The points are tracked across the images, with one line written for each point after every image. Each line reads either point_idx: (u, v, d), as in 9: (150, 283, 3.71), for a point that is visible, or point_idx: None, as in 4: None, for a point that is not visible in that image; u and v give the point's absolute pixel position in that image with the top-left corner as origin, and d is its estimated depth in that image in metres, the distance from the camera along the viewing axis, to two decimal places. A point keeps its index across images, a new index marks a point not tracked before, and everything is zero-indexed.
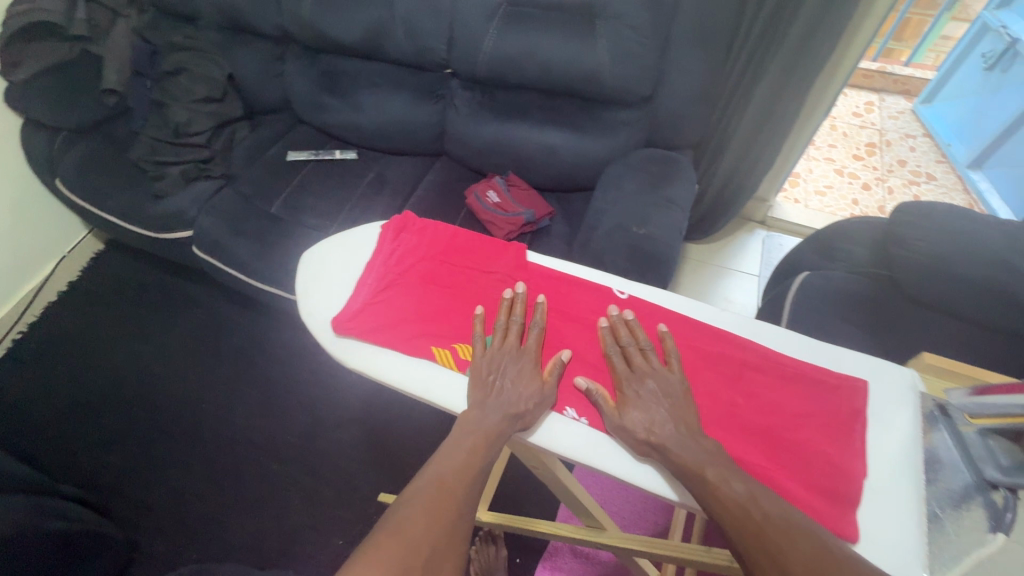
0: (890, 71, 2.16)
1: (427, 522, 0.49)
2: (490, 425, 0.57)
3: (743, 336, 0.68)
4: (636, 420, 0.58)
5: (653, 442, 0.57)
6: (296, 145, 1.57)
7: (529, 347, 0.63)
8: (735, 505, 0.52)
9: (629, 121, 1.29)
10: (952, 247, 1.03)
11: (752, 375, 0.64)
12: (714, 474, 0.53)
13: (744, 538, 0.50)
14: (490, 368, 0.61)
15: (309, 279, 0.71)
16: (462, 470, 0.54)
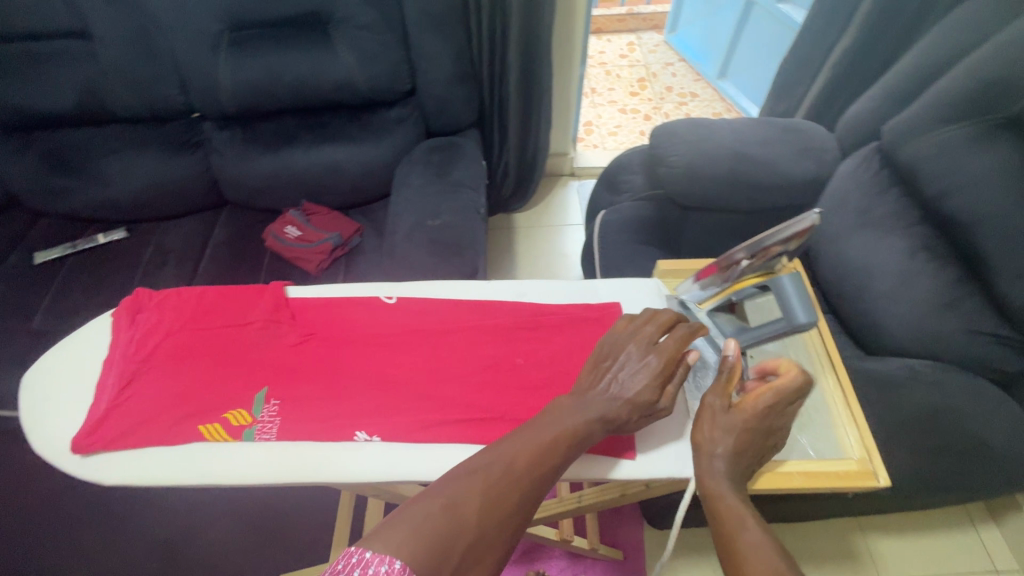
0: (637, 12, 2.40)
1: (479, 510, 0.47)
2: (578, 424, 0.53)
3: (510, 297, 0.68)
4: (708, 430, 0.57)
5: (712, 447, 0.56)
6: (45, 243, 1.33)
7: (665, 344, 0.57)
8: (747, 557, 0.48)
9: (401, 118, 1.29)
10: (698, 154, 1.18)
11: (523, 334, 0.64)
12: (754, 527, 0.50)
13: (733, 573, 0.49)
14: (609, 354, 0.58)
15: (37, 403, 0.60)
16: (533, 462, 0.51)
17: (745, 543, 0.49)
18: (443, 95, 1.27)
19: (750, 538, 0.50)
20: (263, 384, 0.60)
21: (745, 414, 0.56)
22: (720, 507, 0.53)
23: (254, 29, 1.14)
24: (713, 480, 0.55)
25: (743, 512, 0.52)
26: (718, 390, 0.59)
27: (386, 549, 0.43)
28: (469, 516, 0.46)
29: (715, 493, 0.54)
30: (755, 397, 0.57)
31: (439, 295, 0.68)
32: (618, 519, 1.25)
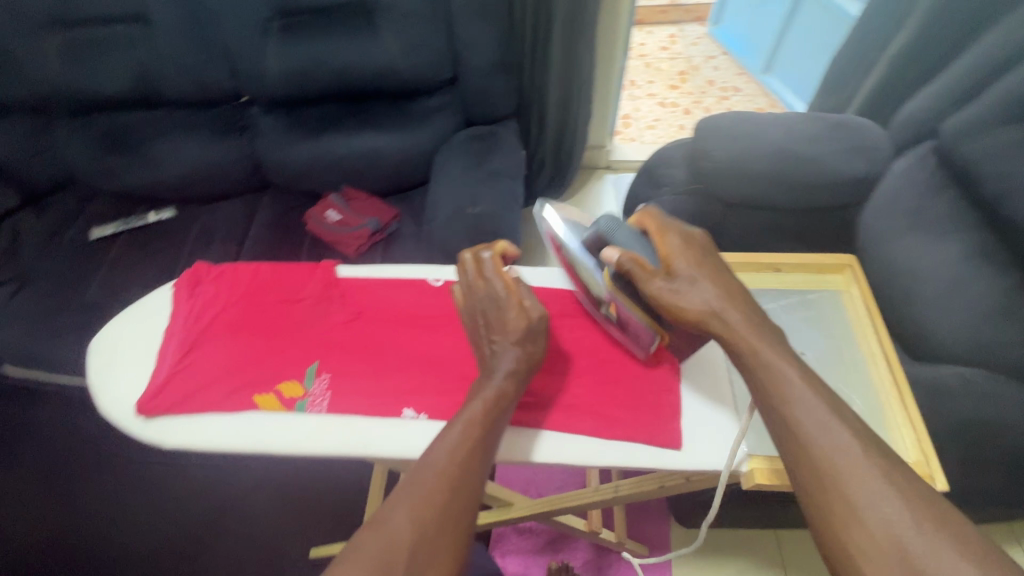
0: (680, 3, 2.34)
1: (418, 517, 0.46)
2: (493, 389, 0.55)
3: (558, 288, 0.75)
4: (684, 301, 0.58)
5: (715, 322, 0.57)
6: (100, 220, 1.39)
7: (505, 280, 0.61)
8: (817, 440, 0.49)
9: (442, 107, 1.29)
10: (744, 149, 1.15)
11: (566, 320, 0.73)
12: (807, 396, 0.51)
13: (802, 470, 0.49)
14: (483, 319, 0.60)
15: (102, 369, 0.63)
16: (454, 460, 0.50)
17: (806, 422, 0.50)
18: (484, 82, 1.27)
19: (808, 416, 0.50)
20: (315, 359, 0.62)
21: (690, 264, 0.61)
22: (768, 375, 0.54)
23: (302, 16, 1.16)
24: (745, 342, 0.56)
25: (791, 377, 0.52)
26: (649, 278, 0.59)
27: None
28: (411, 535, 0.46)
29: (757, 360, 0.55)
30: (677, 256, 0.61)
31: None
32: (645, 515, 1.24)
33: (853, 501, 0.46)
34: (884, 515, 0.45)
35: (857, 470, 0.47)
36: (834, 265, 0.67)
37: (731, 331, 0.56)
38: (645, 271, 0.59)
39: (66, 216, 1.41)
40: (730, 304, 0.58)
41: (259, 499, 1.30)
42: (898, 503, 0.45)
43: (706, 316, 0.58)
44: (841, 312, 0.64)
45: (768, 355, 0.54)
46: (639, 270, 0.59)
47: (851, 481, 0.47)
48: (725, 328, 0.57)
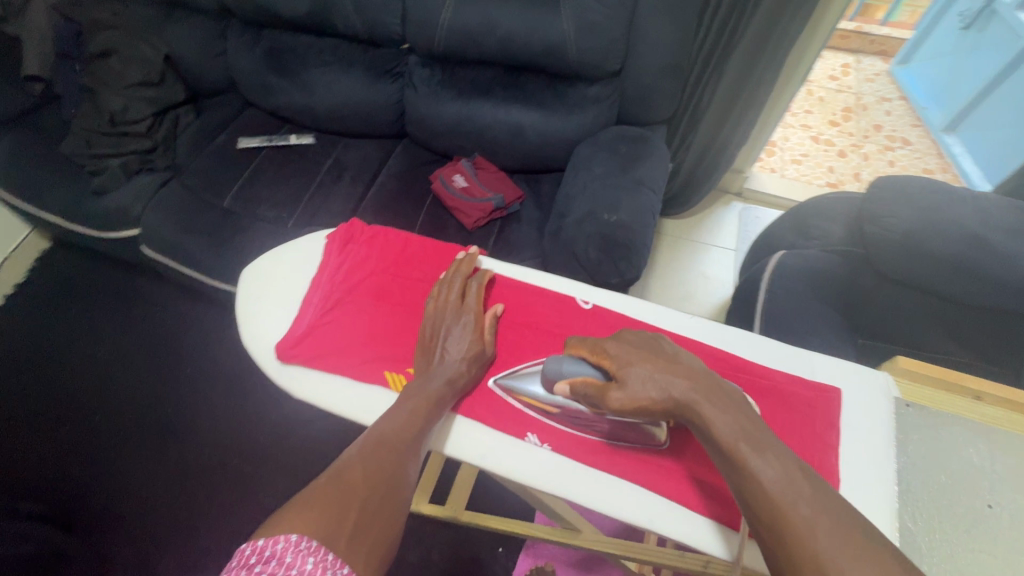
0: (867, 31, 2.11)
1: (365, 476, 0.50)
2: (431, 390, 0.57)
3: (709, 342, 0.64)
4: (642, 398, 0.54)
5: (675, 399, 0.53)
6: (248, 131, 1.46)
7: (470, 305, 0.62)
8: (769, 499, 0.45)
9: (598, 98, 1.23)
10: (925, 225, 1.02)
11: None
12: (754, 456, 0.47)
13: (765, 527, 0.45)
14: (431, 331, 0.61)
15: (253, 301, 0.66)
16: (401, 430, 0.54)
17: (755, 480, 0.46)
18: (650, 83, 1.19)
19: (757, 468, 0.47)
20: None
21: (624, 355, 0.58)
22: (727, 450, 0.49)
23: None
24: (705, 410, 0.51)
25: (739, 442, 0.49)
26: (603, 395, 0.56)
27: (291, 528, 0.43)
28: (359, 489, 0.49)
29: (711, 429, 0.50)
30: (619, 361, 0.57)
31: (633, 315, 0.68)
32: None
33: (795, 559, 0.43)
34: (833, 572, 0.41)
35: (804, 527, 0.43)
36: None
37: (695, 410, 0.52)
38: (600, 393, 0.57)
39: (220, 120, 1.50)
40: (687, 381, 0.53)
41: (324, 430, 1.36)
42: (856, 561, 0.41)
43: (669, 400, 0.53)
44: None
45: (727, 427, 0.50)
46: (597, 394, 0.57)
47: (797, 540, 0.43)
48: (685, 403, 0.53)
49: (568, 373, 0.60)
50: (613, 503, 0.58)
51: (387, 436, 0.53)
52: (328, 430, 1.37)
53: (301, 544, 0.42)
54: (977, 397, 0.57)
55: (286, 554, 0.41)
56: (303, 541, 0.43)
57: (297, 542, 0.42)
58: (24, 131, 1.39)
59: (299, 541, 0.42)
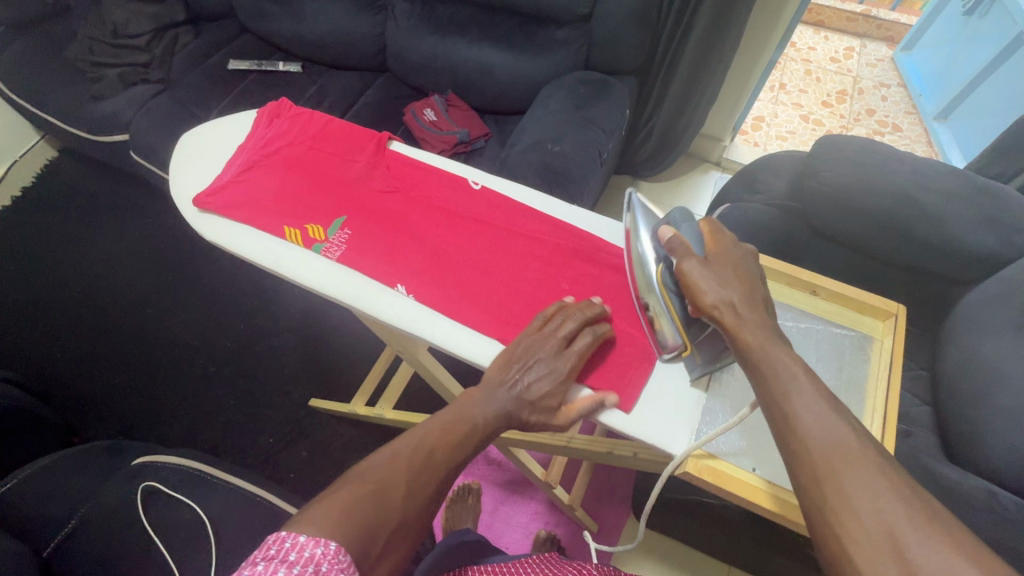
0: (874, 15, 2.08)
1: (410, 484, 0.48)
2: (486, 420, 0.55)
3: (580, 226, 0.70)
4: (706, 283, 0.53)
5: (733, 314, 0.51)
6: (240, 54, 1.53)
7: (573, 353, 0.59)
8: (824, 435, 0.44)
9: (566, 41, 1.26)
10: (859, 180, 1.03)
11: (574, 263, 0.67)
12: (809, 388, 0.47)
13: (804, 468, 0.44)
14: (520, 356, 0.58)
15: (186, 160, 0.76)
16: (452, 438, 0.53)
17: (809, 423, 0.45)
18: (615, 28, 1.22)
19: (804, 410, 0.46)
20: (343, 215, 0.70)
21: (735, 265, 0.55)
22: (768, 369, 0.49)
23: None
24: (749, 339, 0.50)
25: (794, 369, 0.48)
26: (687, 257, 0.55)
27: (320, 532, 0.41)
28: (395, 499, 0.47)
29: (760, 351, 0.49)
30: (723, 252, 0.56)
31: (516, 198, 0.73)
32: (606, 498, 1.25)
33: (843, 490, 0.42)
34: (886, 504, 0.40)
35: (859, 464, 0.42)
36: (875, 310, 0.63)
37: (743, 328, 0.51)
38: (687, 253, 0.55)
39: (215, 42, 1.57)
40: (751, 304, 0.52)
41: (287, 342, 1.45)
42: (890, 499, 0.41)
43: (723, 307, 0.52)
44: (863, 355, 0.61)
45: (771, 346, 0.50)
46: (683, 251, 0.56)
47: (849, 474, 0.42)
48: (736, 321, 0.51)
49: (682, 230, 0.58)
50: None
51: (437, 446, 0.52)
52: (291, 342, 1.45)
53: (338, 557, 0.40)
54: (813, 291, 0.65)
55: (323, 563, 0.39)
56: (340, 553, 0.40)
57: (335, 553, 0.40)
58: (34, 37, 1.49)
59: (337, 553, 0.40)
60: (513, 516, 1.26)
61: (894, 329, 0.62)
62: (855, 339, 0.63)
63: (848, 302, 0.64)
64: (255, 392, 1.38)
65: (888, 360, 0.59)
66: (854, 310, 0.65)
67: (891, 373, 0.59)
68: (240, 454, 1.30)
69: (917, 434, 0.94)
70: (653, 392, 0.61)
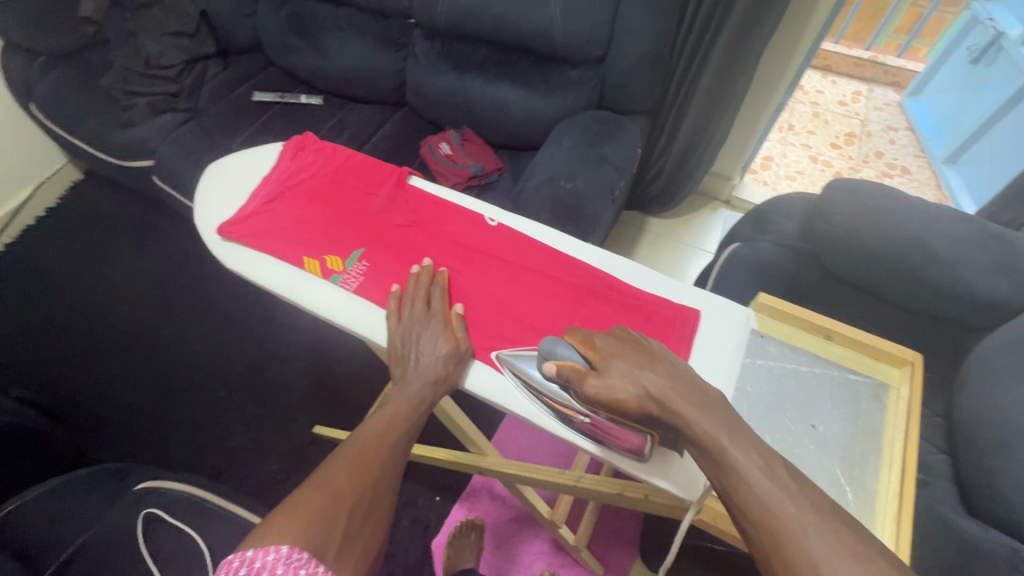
0: (881, 61, 2.13)
1: (355, 477, 0.52)
2: (411, 393, 0.61)
3: (595, 264, 0.71)
4: (619, 392, 0.52)
5: (659, 401, 0.50)
6: (266, 86, 1.59)
7: (438, 308, 0.66)
8: (764, 504, 0.42)
9: (579, 81, 1.30)
10: (870, 222, 1.04)
11: (587, 302, 0.67)
12: (741, 454, 0.45)
13: (758, 537, 0.42)
14: (403, 343, 0.64)
15: (212, 188, 0.78)
16: (385, 430, 0.58)
17: (748, 493, 0.43)
18: (628, 70, 1.26)
19: (745, 468, 0.44)
20: (361, 247, 0.72)
21: (620, 356, 0.55)
22: (708, 437, 0.46)
23: None
24: (684, 412, 0.48)
25: (720, 437, 0.46)
26: (583, 378, 0.55)
27: (276, 539, 0.44)
28: (346, 488, 0.51)
29: (696, 429, 0.47)
30: (602, 351, 0.56)
31: (531, 235, 0.74)
32: (613, 539, 1.22)
33: (793, 568, 0.39)
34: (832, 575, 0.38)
35: (800, 528, 0.40)
36: (892, 358, 0.63)
37: (672, 409, 0.49)
38: (580, 376, 0.55)
39: (242, 74, 1.64)
40: (661, 378, 0.52)
41: (295, 366, 1.46)
42: (843, 556, 0.39)
43: (645, 398, 0.51)
44: (879, 405, 0.61)
45: (699, 417, 0.48)
46: (578, 377, 0.55)
47: (793, 546, 0.40)
48: (666, 407, 0.50)
49: (559, 354, 0.58)
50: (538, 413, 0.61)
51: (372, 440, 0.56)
52: (299, 367, 1.46)
53: (292, 556, 0.42)
54: (829, 336, 0.65)
55: (277, 567, 0.41)
56: (294, 553, 0.43)
57: (288, 554, 0.42)
58: (71, 66, 1.57)
59: (290, 554, 0.43)
60: (516, 555, 1.23)
61: (911, 378, 0.61)
62: (873, 389, 0.62)
63: (864, 349, 0.64)
64: (261, 417, 1.38)
65: (906, 412, 0.59)
66: (870, 358, 0.64)
67: (908, 426, 0.59)
68: (243, 481, 1.29)
69: (937, 484, 0.91)
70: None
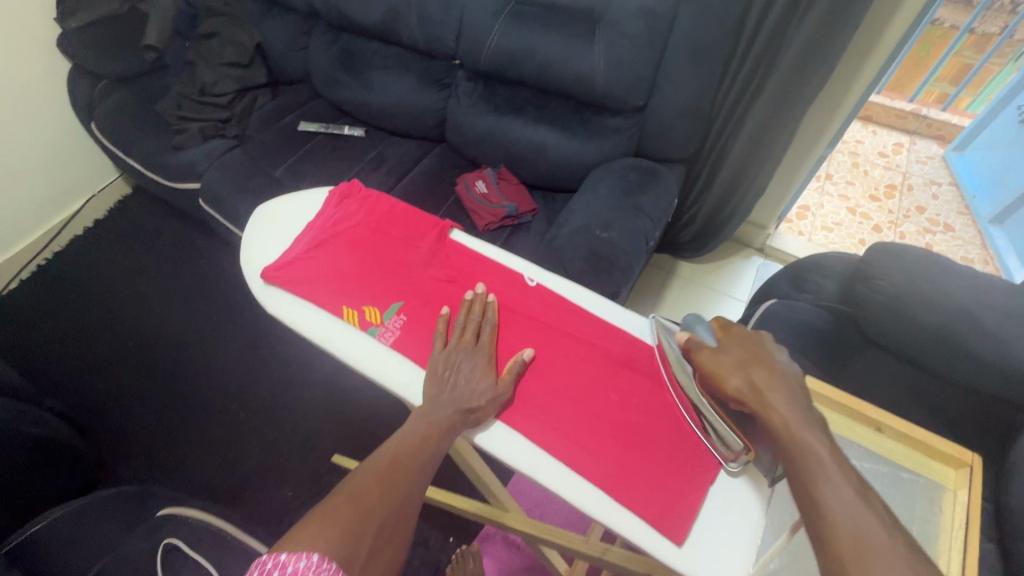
0: (924, 114, 2.10)
1: (383, 493, 0.54)
2: (441, 417, 0.61)
3: (633, 332, 0.72)
4: (726, 372, 0.58)
5: (757, 392, 0.55)
6: (311, 117, 1.65)
7: (483, 344, 0.67)
8: (854, 521, 0.45)
9: (618, 129, 1.31)
10: (916, 291, 1.00)
11: (624, 372, 0.69)
12: (833, 472, 0.48)
13: (827, 546, 0.45)
14: (448, 365, 0.65)
15: (257, 230, 0.81)
16: (416, 449, 0.58)
17: (835, 499, 0.46)
18: (668, 121, 1.27)
19: (832, 483, 0.47)
20: (400, 300, 0.72)
21: (750, 350, 0.59)
22: (801, 446, 0.51)
23: (534, 9, 1.26)
24: (783, 415, 0.53)
25: (816, 450, 0.50)
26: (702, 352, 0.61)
27: (306, 547, 0.46)
28: (376, 504, 0.52)
29: (790, 431, 0.52)
30: (734, 341, 0.61)
31: (570, 298, 0.75)
32: None
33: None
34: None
35: (884, 553, 0.43)
36: (947, 457, 0.61)
37: (769, 404, 0.54)
38: (699, 349, 0.62)
39: (289, 104, 1.70)
40: (773, 382, 0.56)
41: (317, 393, 1.47)
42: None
43: (746, 388, 0.56)
44: (932, 509, 0.58)
45: (795, 422, 0.52)
46: (697, 349, 0.62)
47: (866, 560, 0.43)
48: (761, 400, 0.55)
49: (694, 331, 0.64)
50: (567, 487, 0.61)
51: (403, 457, 0.57)
52: (321, 393, 1.47)
53: (322, 566, 0.45)
54: (879, 429, 0.63)
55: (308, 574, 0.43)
56: (323, 563, 0.45)
57: (317, 563, 0.45)
58: (131, 90, 1.65)
59: (319, 563, 0.45)
60: None
61: (969, 481, 0.58)
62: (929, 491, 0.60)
63: (915, 444, 0.62)
64: (279, 442, 1.38)
65: (964, 517, 0.56)
66: (923, 455, 0.62)
67: (968, 535, 0.55)
68: (258, 508, 1.29)
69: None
70: (706, 521, 0.59)
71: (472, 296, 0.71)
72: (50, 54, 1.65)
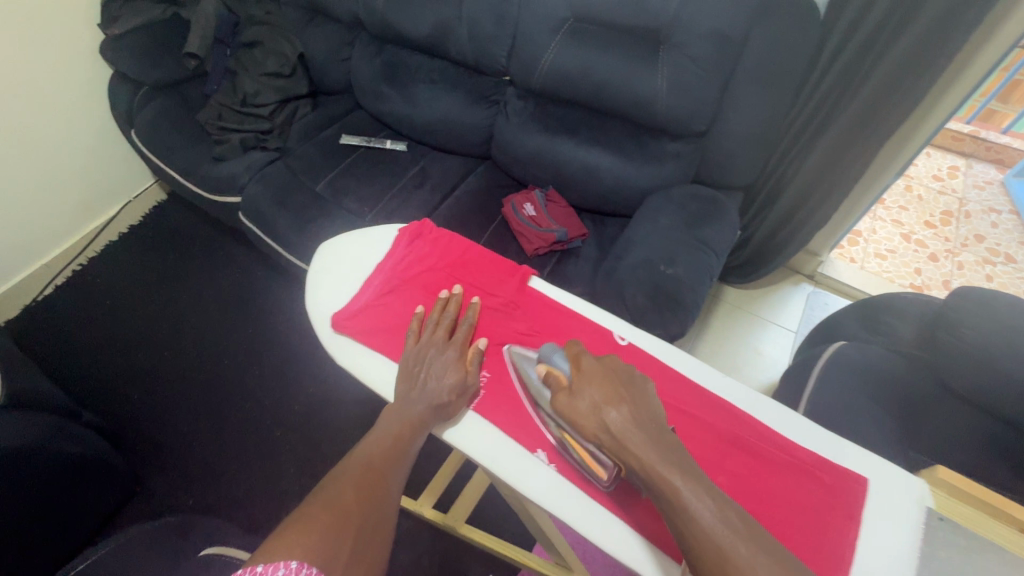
0: (983, 137, 2.02)
1: (357, 497, 0.56)
2: (413, 413, 0.65)
3: (739, 405, 0.70)
4: (579, 409, 0.59)
5: (606, 425, 0.56)
6: (352, 129, 1.61)
7: (456, 340, 0.73)
8: (711, 538, 0.47)
9: (678, 154, 1.25)
10: (1010, 344, 0.93)
11: (735, 453, 0.65)
12: (693, 499, 0.49)
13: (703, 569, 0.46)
14: (416, 362, 0.70)
15: (323, 272, 0.84)
16: (386, 455, 0.62)
17: (699, 525, 0.48)
18: (732, 148, 1.21)
19: (699, 511, 0.48)
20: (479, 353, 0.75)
21: (592, 381, 0.61)
22: (664, 483, 0.51)
23: (593, 26, 1.19)
24: (637, 449, 0.53)
25: (673, 479, 0.51)
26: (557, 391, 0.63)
27: (287, 555, 0.47)
28: (350, 507, 0.55)
29: (649, 469, 0.52)
30: (583, 373, 0.62)
31: (667, 363, 0.73)
32: None
33: None
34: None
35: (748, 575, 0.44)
36: None
37: (624, 440, 0.55)
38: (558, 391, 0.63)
39: (331, 116, 1.67)
40: (626, 412, 0.57)
41: (353, 414, 1.43)
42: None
43: (603, 429, 0.57)
44: None
45: (645, 451, 0.53)
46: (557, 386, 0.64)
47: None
48: (619, 439, 0.55)
49: (551, 362, 0.67)
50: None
51: (375, 461, 0.61)
52: (357, 415, 1.43)
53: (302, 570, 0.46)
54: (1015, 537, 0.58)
55: None
56: (302, 568, 0.47)
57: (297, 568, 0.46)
58: (171, 96, 1.62)
59: (299, 568, 0.46)
60: None
61: None
62: None
63: None
64: (315, 465, 1.34)
65: None
66: None
67: None
68: None
69: None
70: None
71: (445, 295, 0.78)
72: (90, 60, 1.63)
